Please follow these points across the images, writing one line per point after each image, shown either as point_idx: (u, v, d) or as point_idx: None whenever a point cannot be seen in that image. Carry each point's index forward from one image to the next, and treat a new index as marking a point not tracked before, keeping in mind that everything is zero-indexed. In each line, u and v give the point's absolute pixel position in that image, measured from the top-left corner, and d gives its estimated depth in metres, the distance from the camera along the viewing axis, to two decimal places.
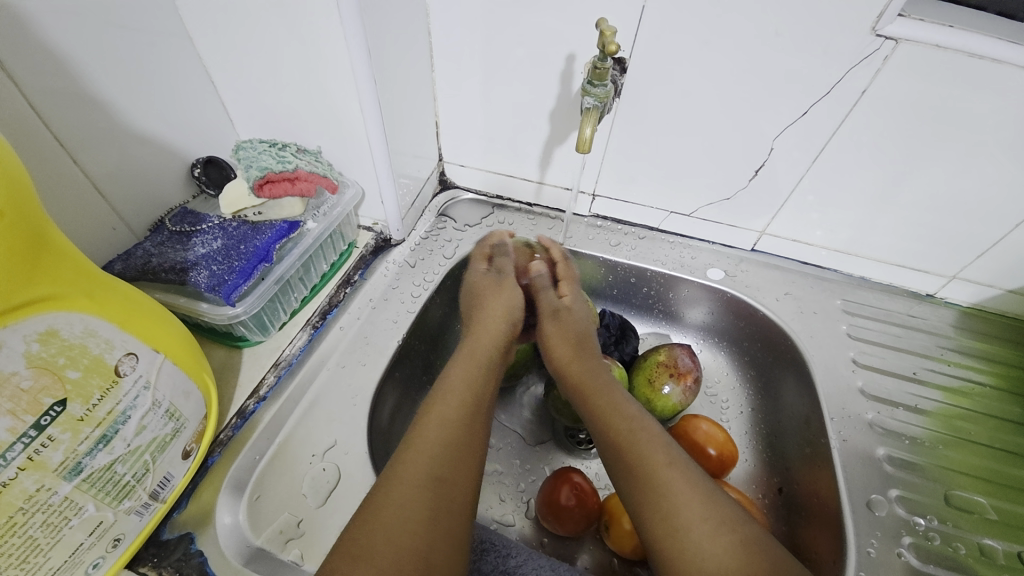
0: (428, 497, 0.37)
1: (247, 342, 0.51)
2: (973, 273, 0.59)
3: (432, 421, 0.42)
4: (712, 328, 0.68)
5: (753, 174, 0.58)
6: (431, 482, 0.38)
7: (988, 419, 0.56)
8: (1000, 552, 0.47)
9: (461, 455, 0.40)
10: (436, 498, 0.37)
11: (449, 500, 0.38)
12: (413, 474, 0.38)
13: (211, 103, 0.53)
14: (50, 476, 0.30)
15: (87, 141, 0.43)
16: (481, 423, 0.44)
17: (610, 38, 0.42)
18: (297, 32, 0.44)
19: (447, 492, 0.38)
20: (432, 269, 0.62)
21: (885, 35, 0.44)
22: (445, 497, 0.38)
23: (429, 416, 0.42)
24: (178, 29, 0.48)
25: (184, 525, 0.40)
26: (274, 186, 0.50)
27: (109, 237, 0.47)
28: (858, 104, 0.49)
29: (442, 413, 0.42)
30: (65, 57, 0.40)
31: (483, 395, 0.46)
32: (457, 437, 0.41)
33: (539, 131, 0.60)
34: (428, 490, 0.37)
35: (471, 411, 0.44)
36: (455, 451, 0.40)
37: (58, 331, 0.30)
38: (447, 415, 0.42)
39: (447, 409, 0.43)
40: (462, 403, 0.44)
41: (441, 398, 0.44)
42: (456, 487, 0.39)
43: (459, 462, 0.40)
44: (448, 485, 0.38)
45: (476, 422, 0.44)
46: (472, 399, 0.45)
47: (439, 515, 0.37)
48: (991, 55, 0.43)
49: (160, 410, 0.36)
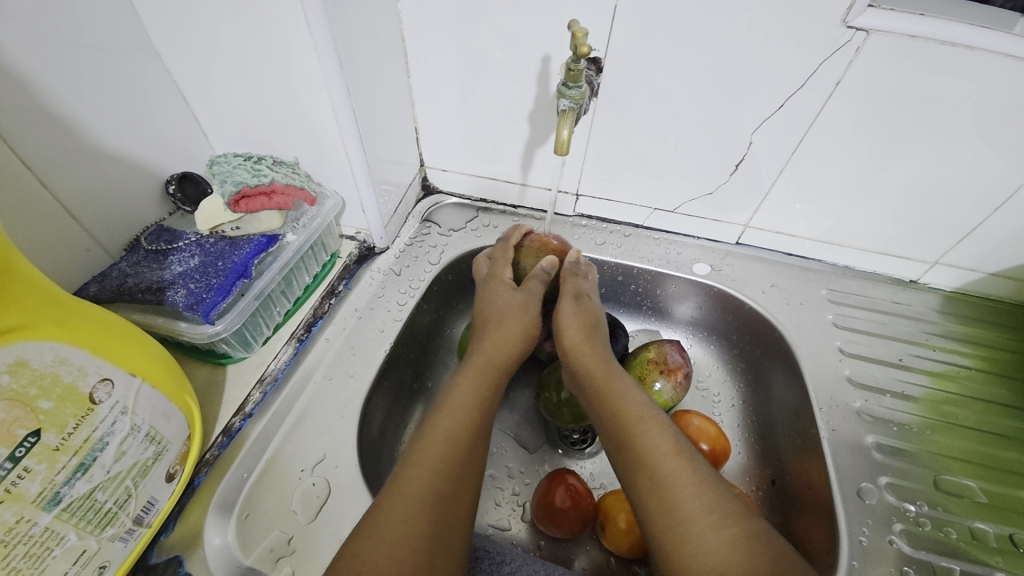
0: (431, 513, 0.37)
1: (231, 359, 0.50)
2: (955, 257, 0.60)
3: (432, 438, 0.41)
4: (701, 323, 0.69)
5: (733, 168, 0.58)
6: (432, 497, 0.37)
7: (975, 402, 0.56)
8: (991, 535, 0.47)
9: (462, 469, 0.40)
10: (440, 513, 0.37)
11: (450, 514, 0.38)
12: (414, 488, 0.38)
13: (184, 118, 0.52)
14: (29, 508, 0.30)
15: (56, 163, 0.42)
16: (484, 435, 0.44)
17: (583, 40, 0.41)
18: (267, 43, 0.43)
19: (449, 507, 0.38)
20: (418, 276, 0.62)
21: (857, 26, 0.44)
22: (449, 514, 0.38)
23: (430, 432, 0.42)
24: (145, 45, 0.47)
25: (172, 549, 0.40)
26: (251, 201, 0.50)
27: (83, 259, 0.46)
28: (833, 95, 0.49)
29: (439, 429, 0.42)
30: (29, 80, 0.39)
31: (487, 410, 0.46)
32: (462, 452, 0.41)
33: (519, 133, 0.60)
34: (428, 506, 0.37)
35: (473, 425, 0.43)
36: (458, 467, 0.40)
37: (28, 361, 0.30)
38: (445, 431, 0.42)
39: (450, 424, 0.43)
40: (464, 418, 0.43)
41: (442, 413, 0.43)
42: (456, 502, 0.38)
43: (462, 476, 0.40)
44: (448, 500, 0.38)
45: (479, 437, 0.43)
46: (477, 413, 0.44)
47: (442, 530, 0.36)
48: (962, 42, 0.43)
49: (140, 434, 0.36)
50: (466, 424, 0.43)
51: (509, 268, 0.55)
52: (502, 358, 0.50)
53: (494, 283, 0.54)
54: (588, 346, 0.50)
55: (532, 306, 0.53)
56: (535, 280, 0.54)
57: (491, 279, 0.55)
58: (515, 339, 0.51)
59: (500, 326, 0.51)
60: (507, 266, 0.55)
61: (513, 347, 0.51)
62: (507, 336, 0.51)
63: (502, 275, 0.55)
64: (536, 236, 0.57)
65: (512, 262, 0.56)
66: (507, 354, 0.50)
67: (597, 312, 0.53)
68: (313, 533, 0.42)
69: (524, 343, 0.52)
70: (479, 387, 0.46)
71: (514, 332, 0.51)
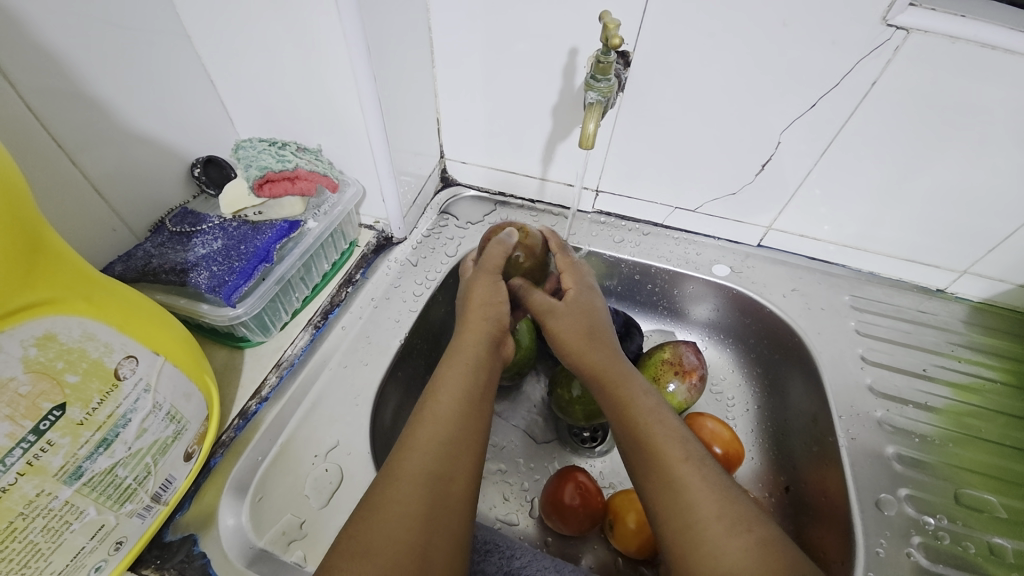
0: (426, 495, 0.37)
1: (248, 343, 0.51)
2: (984, 267, 0.58)
3: (428, 421, 0.41)
4: (717, 325, 0.68)
5: (759, 168, 0.57)
6: (426, 479, 0.37)
7: (998, 415, 0.55)
8: (1009, 551, 0.46)
9: (458, 451, 0.40)
10: (435, 495, 0.37)
11: (445, 495, 0.37)
12: (409, 470, 0.38)
13: (209, 100, 0.52)
14: (50, 481, 0.30)
15: (87, 143, 0.43)
16: (478, 416, 0.43)
17: (614, 32, 0.41)
18: (294, 28, 0.43)
19: (444, 488, 0.37)
20: (434, 268, 0.62)
21: (897, 25, 0.43)
22: (444, 494, 0.37)
23: (428, 412, 0.41)
24: (176, 28, 0.47)
25: (187, 527, 0.40)
26: (275, 185, 0.50)
27: (109, 239, 0.47)
28: (868, 96, 0.48)
29: (435, 411, 0.41)
30: (63, 58, 0.40)
31: (486, 392, 0.45)
32: (455, 434, 0.40)
33: (542, 126, 0.60)
34: (424, 487, 0.37)
35: (468, 409, 0.42)
36: (450, 448, 0.40)
37: (56, 335, 0.30)
38: (444, 413, 0.41)
39: (442, 405, 0.42)
40: (460, 398, 0.43)
41: (438, 395, 0.43)
42: (451, 483, 0.38)
43: (456, 457, 0.39)
44: (444, 482, 0.38)
45: (472, 416, 0.42)
46: (469, 393, 0.43)
47: (438, 511, 0.36)
48: (1004, 45, 0.42)
49: (162, 412, 0.36)
50: (458, 407, 0.42)
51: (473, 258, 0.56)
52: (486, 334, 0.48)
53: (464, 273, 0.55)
54: (591, 337, 0.49)
55: (495, 266, 0.52)
56: (500, 248, 0.52)
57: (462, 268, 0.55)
58: (489, 313, 0.49)
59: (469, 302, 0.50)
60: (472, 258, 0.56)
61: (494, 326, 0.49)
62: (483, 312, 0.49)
63: (465, 266, 0.55)
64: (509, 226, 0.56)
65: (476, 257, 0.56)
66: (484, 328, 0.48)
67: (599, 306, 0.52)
68: (324, 519, 0.42)
69: (494, 313, 0.50)
70: (471, 366, 0.45)
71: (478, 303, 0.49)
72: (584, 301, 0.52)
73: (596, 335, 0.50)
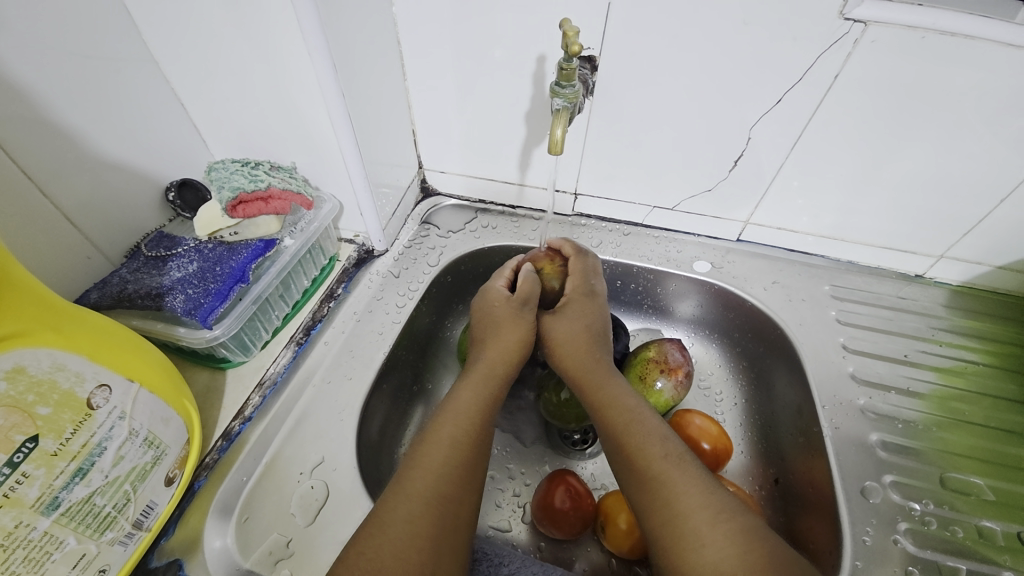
0: (435, 515, 0.37)
1: (230, 363, 0.51)
2: (960, 251, 0.59)
3: (435, 440, 0.41)
4: (702, 321, 0.68)
5: (732, 164, 0.57)
6: (436, 500, 0.38)
7: (983, 398, 0.55)
8: (998, 533, 0.46)
9: (467, 473, 0.40)
10: (444, 515, 0.37)
11: (454, 516, 0.38)
12: (419, 491, 0.38)
13: (181, 124, 0.53)
14: (27, 512, 0.30)
15: (59, 172, 0.43)
16: (486, 438, 0.44)
17: (574, 39, 0.41)
18: (260, 49, 0.43)
19: (454, 510, 0.38)
20: (417, 278, 0.62)
21: (853, 18, 0.44)
22: (454, 515, 0.38)
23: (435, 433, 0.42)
24: (143, 54, 0.47)
25: (172, 552, 0.40)
26: (248, 206, 0.49)
27: (84, 266, 0.47)
28: (832, 88, 0.48)
29: (445, 432, 0.42)
30: (28, 90, 0.40)
31: (491, 410, 0.46)
32: (464, 456, 0.41)
33: (515, 133, 0.60)
34: (433, 508, 0.37)
35: (478, 431, 0.43)
36: (462, 471, 0.40)
37: (25, 368, 0.30)
38: (454, 434, 0.42)
39: (452, 427, 0.42)
40: (472, 422, 0.43)
41: (445, 417, 0.43)
42: (460, 504, 0.38)
43: (468, 480, 0.40)
44: (452, 502, 0.38)
45: (482, 439, 0.43)
46: (477, 415, 0.44)
47: (447, 532, 0.37)
48: (962, 32, 0.43)
49: (138, 439, 0.36)
50: (469, 429, 0.43)
51: (505, 278, 0.55)
52: (507, 363, 0.49)
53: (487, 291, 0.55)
54: (589, 349, 0.50)
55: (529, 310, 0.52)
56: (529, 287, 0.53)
57: (486, 288, 0.55)
58: (512, 343, 0.50)
59: (499, 332, 0.51)
60: (504, 276, 0.56)
61: (516, 352, 0.50)
62: (510, 342, 0.50)
63: (496, 283, 0.55)
64: (535, 253, 0.57)
65: (509, 277, 0.56)
66: (510, 359, 0.49)
67: (603, 314, 0.53)
68: (311, 536, 0.42)
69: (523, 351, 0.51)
70: (486, 392, 0.46)
71: (515, 340, 0.50)
72: (588, 311, 0.52)
73: (595, 346, 0.50)
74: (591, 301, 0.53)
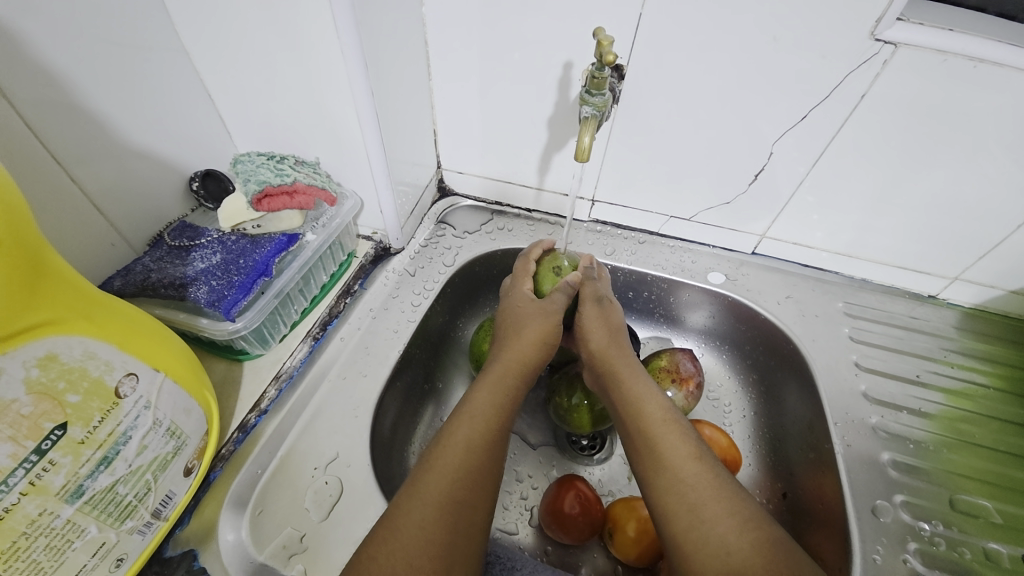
0: (448, 522, 0.37)
1: (247, 356, 0.51)
2: (975, 274, 0.59)
3: (454, 444, 0.41)
4: (713, 332, 0.68)
5: (752, 178, 0.58)
6: (451, 506, 0.38)
7: (991, 421, 0.55)
8: (1004, 556, 0.47)
9: (480, 478, 0.40)
10: (456, 522, 0.37)
11: (467, 521, 0.38)
12: (432, 497, 0.38)
13: (206, 114, 0.53)
14: (52, 500, 0.30)
15: (85, 157, 0.43)
16: (501, 442, 0.44)
17: (608, 48, 0.41)
18: (290, 42, 0.43)
19: (466, 518, 0.38)
20: (432, 277, 0.62)
21: (885, 39, 0.44)
22: (466, 521, 0.38)
23: (452, 436, 0.42)
24: (173, 43, 0.47)
25: (187, 543, 0.40)
26: (273, 200, 0.51)
27: (107, 253, 0.47)
28: (858, 107, 0.49)
29: (465, 434, 0.42)
30: (61, 77, 0.40)
31: (507, 415, 0.46)
32: (481, 460, 0.41)
33: (537, 137, 0.60)
34: (446, 513, 0.37)
35: (494, 434, 0.43)
36: (476, 475, 0.40)
37: (58, 355, 0.30)
38: (471, 438, 0.42)
39: (470, 431, 0.42)
40: (487, 427, 0.43)
41: (466, 418, 0.43)
42: (473, 509, 0.39)
43: (479, 484, 0.40)
44: (466, 507, 0.38)
45: (498, 444, 0.43)
46: (494, 419, 0.44)
47: (459, 539, 0.37)
48: (991, 58, 0.43)
49: (161, 429, 0.36)
50: (485, 431, 0.43)
51: (529, 280, 0.55)
52: (523, 364, 0.49)
53: (516, 294, 0.54)
54: (611, 348, 0.50)
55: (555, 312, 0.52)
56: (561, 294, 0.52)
57: (512, 290, 0.55)
58: (533, 346, 0.50)
59: (522, 332, 0.50)
60: (529, 280, 0.55)
61: (536, 352, 0.50)
62: (528, 342, 0.50)
63: (522, 286, 0.54)
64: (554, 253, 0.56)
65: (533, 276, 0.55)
66: (527, 359, 0.49)
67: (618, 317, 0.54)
68: (324, 533, 0.42)
69: (541, 352, 0.50)
70: (503, 394, 0.46)
71: (534, 339, 0.50)
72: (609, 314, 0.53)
73: (614, 344, 0.51)
74: (601, 307, 0.53)
